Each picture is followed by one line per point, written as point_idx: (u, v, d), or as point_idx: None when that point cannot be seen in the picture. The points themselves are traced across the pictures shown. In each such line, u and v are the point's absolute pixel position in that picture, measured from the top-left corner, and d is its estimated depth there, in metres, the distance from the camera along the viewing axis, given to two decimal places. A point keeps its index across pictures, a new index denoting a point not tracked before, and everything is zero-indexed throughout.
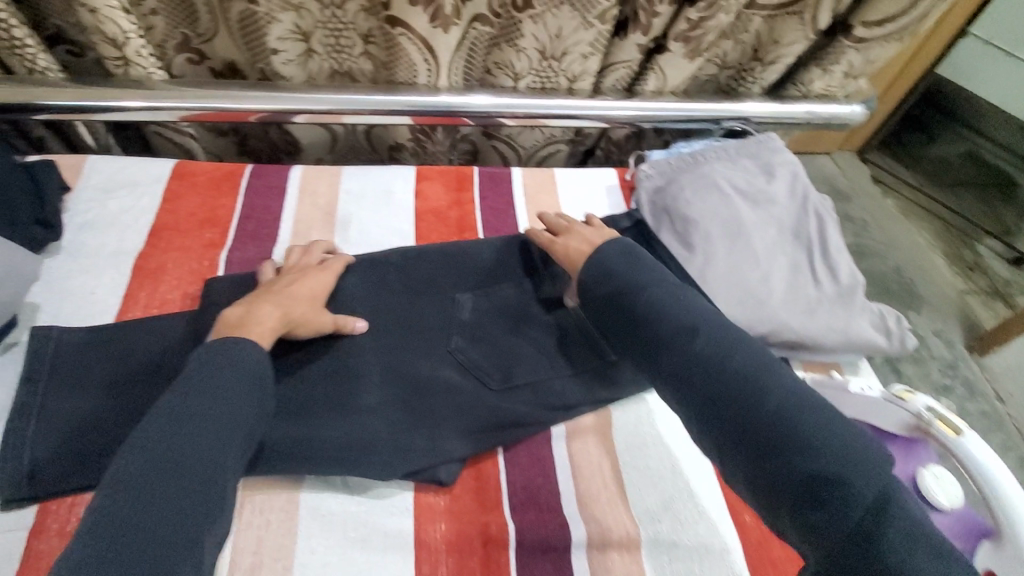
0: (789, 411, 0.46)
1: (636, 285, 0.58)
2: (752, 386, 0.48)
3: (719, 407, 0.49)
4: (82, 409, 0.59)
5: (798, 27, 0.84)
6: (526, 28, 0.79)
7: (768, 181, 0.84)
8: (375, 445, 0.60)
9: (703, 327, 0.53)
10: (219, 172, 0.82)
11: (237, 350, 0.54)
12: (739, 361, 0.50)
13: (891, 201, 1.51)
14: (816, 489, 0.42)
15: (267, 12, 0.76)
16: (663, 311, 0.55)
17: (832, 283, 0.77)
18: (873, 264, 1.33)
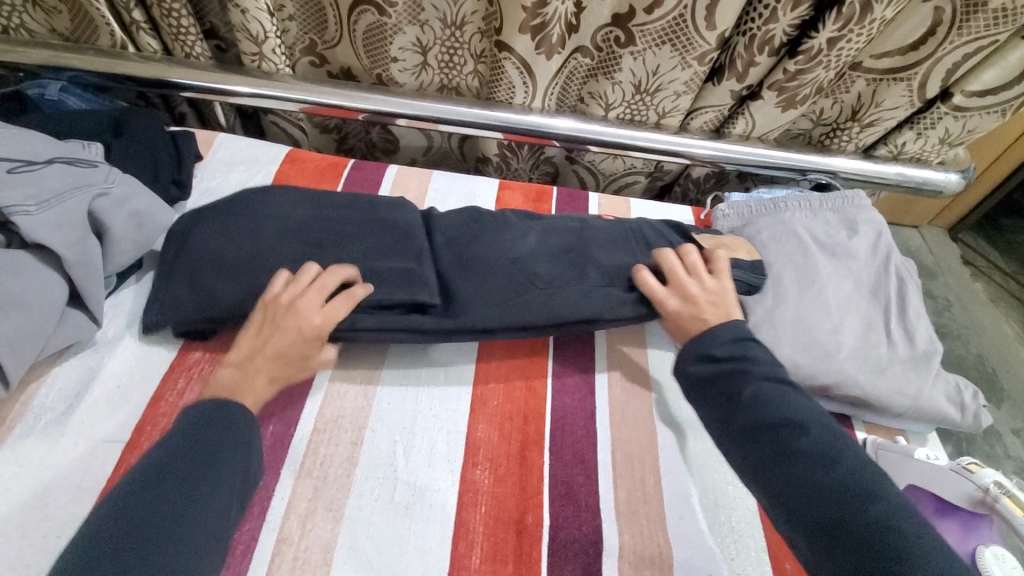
0: (871, 492, 0.49)
1: (743, 354, 0.60)
2: (855, 495, 0.49)
3: (796, 481, 0.51)
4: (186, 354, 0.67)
5: (902, 92, 0.84)
6: (625, 62, 0.83)
7: (850, 237, 0.82)
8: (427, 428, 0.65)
9: (810, 417, 0.55)
10: (326, 161, 0.90)
11: (224, 412, 0.54)
12: (828, 446, 0.52)
13: (979, 285, 1.43)
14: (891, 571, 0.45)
15: (396, 24, 0.84)
16: (768, 400, 0.56)
17: (907, 347, 0.74)
18: (951, 345, 1.26)
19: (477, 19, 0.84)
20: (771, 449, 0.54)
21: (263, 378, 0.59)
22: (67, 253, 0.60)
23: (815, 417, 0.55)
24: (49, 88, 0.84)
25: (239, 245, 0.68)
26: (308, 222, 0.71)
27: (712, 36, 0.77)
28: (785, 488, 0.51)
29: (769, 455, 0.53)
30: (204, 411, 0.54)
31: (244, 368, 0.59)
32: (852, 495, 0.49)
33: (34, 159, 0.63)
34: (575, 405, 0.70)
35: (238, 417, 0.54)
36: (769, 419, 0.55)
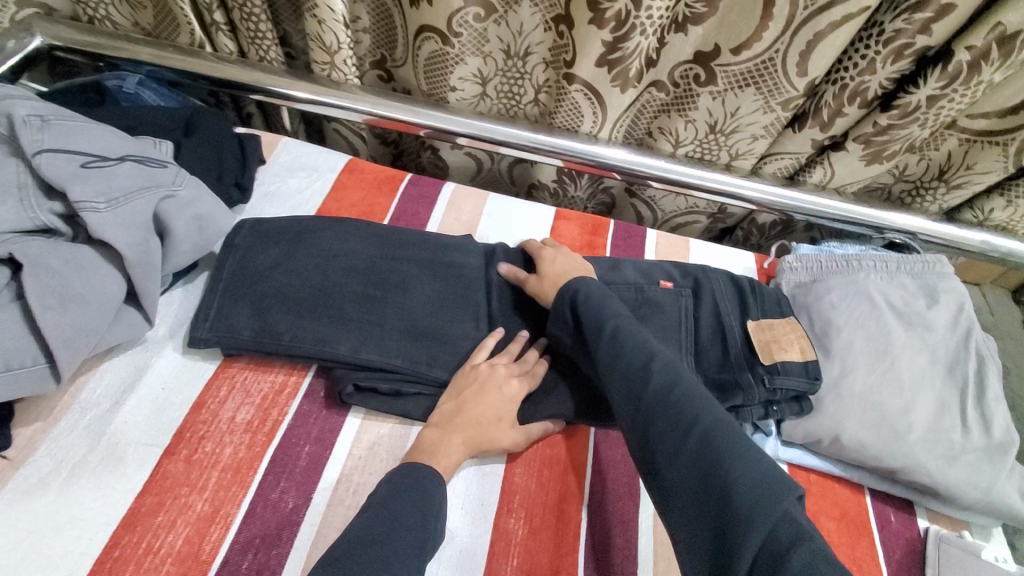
0: (711, 436, 0.48)
1: (600, 309, 0.60)
2: (683, 414, 0.49)
3: (649, 428, 0.50)
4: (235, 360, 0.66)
5: (997, 158, 0.78)
6: (702, 101, 0.80)
7: (929, 306, 0.76)
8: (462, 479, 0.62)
9: (662, 358, 0.55)
10: (384, 174, 0.89)
11: (423, 482, 0.54)
12: (682, 390, 0.51)
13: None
14: (680, 439, 0.48)
15: (457, 54, 0.83)
16: (620, 336, 0.56)
17: (984, 435, 0.68)
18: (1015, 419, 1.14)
19: (542, 50, 0.82)
20: (630, 402, 0.52)
21: (460, 442, 0.59)
22: (130, 254, 0.60)
23: (670, 370, 0.54)
24: (127, 81, 0.86)
25: (301, 270, 0.68)
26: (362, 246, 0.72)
27: (802, 82, 0.73)
28: (643, 439, 0.50)
29: (638, 408, 0.51)
30: (407, 480, 0.54)
31: (447, 431, 0.60)
32: (694, 440, 0.47)
33: (108, 155, 0.64)
34: (618, 459, 0.66)
35: (424, 482, 0.54)
36: (636, 373, 0.53)
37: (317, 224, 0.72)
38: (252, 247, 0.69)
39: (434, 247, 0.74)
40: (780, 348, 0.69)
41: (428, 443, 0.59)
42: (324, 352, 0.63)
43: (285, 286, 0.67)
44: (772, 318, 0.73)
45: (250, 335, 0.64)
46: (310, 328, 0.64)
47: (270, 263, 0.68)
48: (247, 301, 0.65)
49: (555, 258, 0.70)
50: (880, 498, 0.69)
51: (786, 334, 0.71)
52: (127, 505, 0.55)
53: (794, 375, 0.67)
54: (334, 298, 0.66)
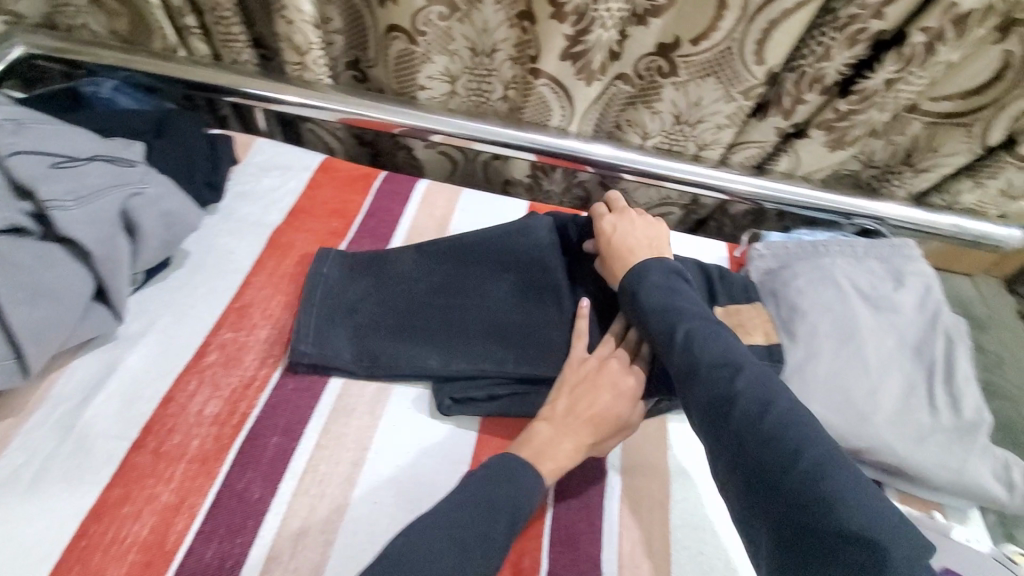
0: (822, 465, 0.46)
1: (673, 312, 0.59)
2: (786, 444, 0.47)
3: (746, 449, 0.49)
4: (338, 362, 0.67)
5: (962, 138, 0.80)
6: (666, 93, 0.81)
7: (895, 289, 0.77)
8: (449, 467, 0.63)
9: (749, 369, 0.53)
10: (358, 172, 0.90)
11: (520, 472, 0.58)
12: (778, 409, 0.49)
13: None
14: (788, 469, 0.46)
15: (425, 53, 0.84)
16: (702, 343, 0.56)
17: (952, 415, 0.68)
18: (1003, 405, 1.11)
19: (507, 47, 0.83)
20: (716, 414, 0.51)
21: (572, 444, 0.61)
22: (95, 250, 0.62)
23: (761, 382, 0.52)
24: (103, 87, 0.89)
25: (391, 285, 0.73)
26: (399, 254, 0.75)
27: (761, 70, 0.74)
28: (738, 460, 0.49)
29: (731, 428, 0.50)
30: (501, 469, 0.58)
31: (560, 430, 0.62)
32: (803, 467, 0.45)
33: (77, 155, 0.65)
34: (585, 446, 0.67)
35: (516, 471, 0.58)
36: (717, 389, 0.52)
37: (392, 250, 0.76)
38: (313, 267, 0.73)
39: (499, 240, 0.73)
40: (745, 333, 0.70)
41: (540, 441, 0.61)
42: (420, 367, 0.67)
43: (364, 302, 0.71)
44: (738, 303, 0.73)
45: (350, 358, 0.68)
46: (409, 354, 0.68)
47: (368, 294, 0.72)
48: (306, 316, 0.69)
49: (623, 223, 0.71)
50: None
51: (750, 319, 0.72)
52: (96, 496, 0.56)
53: (756, 359, 0.68)
54: (381, 309, 0.71)
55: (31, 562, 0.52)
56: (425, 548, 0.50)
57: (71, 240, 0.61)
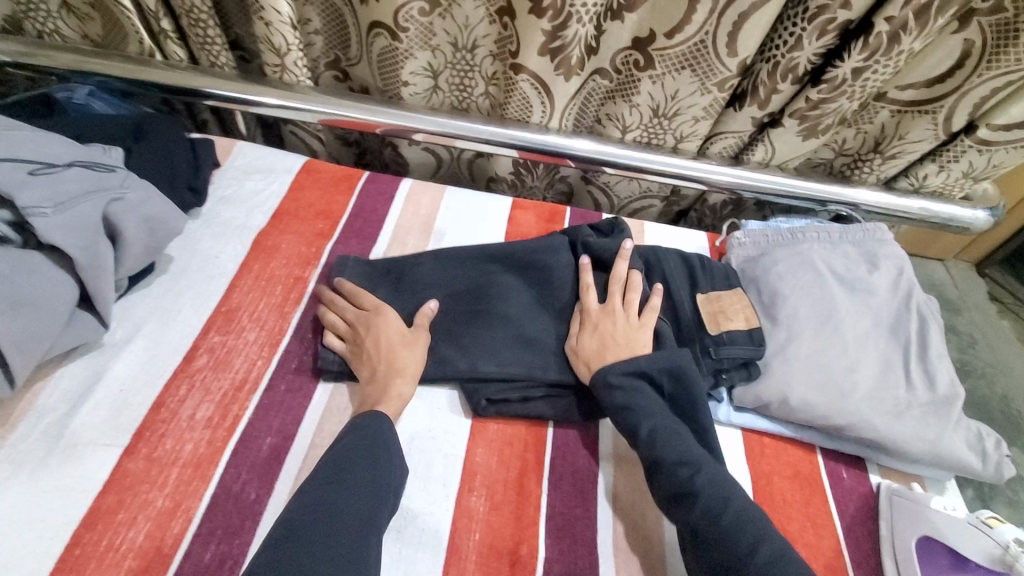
0: (776, 559, 0.51)
1: (637, 409, 0.62)
2: (744, 539, 0.52)
3: (706, 545, 0.53)
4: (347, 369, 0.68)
5: (927, 126, 0.82)
6: (644, 86, 0.83)
7: (869, 271, 0.79)
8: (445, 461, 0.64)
9: (708, 468, 0.57)
10: (341, 173, 0.90)
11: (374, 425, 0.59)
12: (734, 510, 0.54)
13: (1007, 322, 1.32)
14: (743, 566, 0.51)
15: (407, 49, 0.85)
16: (662, 443, 0.59)
17: (927, 389, 0.71)
18: (975, 383, 1.15)
19: (488, 43, 0.84)
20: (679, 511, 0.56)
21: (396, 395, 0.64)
22: (80, 257, 0.61)
23: (719, 481, 0.57)
24: (76, 92, 0.87)
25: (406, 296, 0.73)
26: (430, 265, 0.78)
27: (734, 62, 0.76)
28: (701, 554, 0.54)
29: (691, 520, 0.55)
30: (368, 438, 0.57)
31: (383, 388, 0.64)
32: (756, 568, 0.50)
33: (55, 162, 0.65)
34: (578, 434, 0.68)
35: (374, 427, 0.59)
36: (678, 481, 0.57)
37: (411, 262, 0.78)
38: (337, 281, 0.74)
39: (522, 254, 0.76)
40: (725, 318, 0.72)
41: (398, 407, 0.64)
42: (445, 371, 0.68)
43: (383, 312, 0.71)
44: (720, 290, 0.76)
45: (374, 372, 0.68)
46: (427, 359, 0.69)
47: (395, 307, 0.74)
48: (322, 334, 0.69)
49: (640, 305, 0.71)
50: (831, 456, 0.72)
51: (732, 305, 0.74)
52: (89, 503, 0.55)
53: (739, 343, 0.70)
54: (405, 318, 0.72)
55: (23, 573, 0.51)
56: (315, 502, 0.50)
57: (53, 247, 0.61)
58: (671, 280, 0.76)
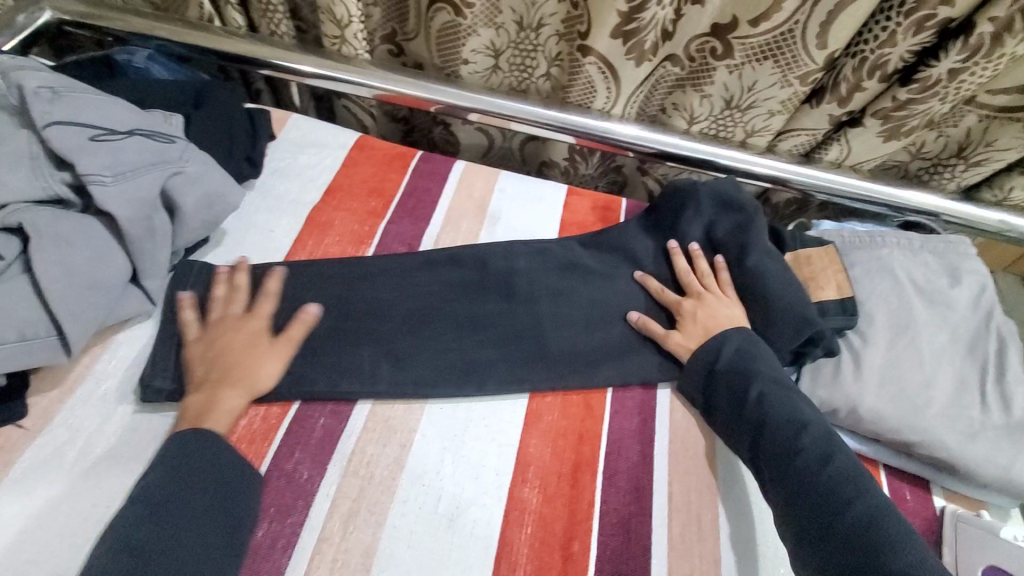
0: (874, 509, 0.53)
1: (750, 369, 0.64)
2: (852, 488, 0.54)
3: (799, 495, 0.55)
4: (341, 364, 0.65)
5: (1019, 133, 0.77)
6: (718, 75, 0.79)
7: (950, 285, 0.75)
8: (495, 451, 0.62)
9: (816, 427, 0.59)
10: (394, 151, 0.88)
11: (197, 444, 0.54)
12: (838, 465, 0.56)
13: None
14: (846, 512, 0.53)
15: (470, 26, 0.82)
16: (772, 402, 0.61)
17: (1005, 414, 0.66)
18: None
19: (555, 22, 0.81)
20: (780, 467, 0.58)
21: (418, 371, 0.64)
22: (129, 228, 0.60)
23: (825, 438, 0.58)
24: (136, 55, 0.86)
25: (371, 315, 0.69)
26: (483, 252, 0.76)
27: (822, 54, 0.71)
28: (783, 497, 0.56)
29: (772, 475, 0.58)
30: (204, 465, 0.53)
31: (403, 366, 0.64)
32: (859, 515, 0.52)
33: (116, 129, 0.64)
34: (634, 431, 0.66)
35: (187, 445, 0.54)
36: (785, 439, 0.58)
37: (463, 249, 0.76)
38: (374, 269, 0.72)
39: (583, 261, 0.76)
40: (816, 285, 0.72)
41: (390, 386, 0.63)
42: (480, 368, 0.67)
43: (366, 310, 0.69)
44: (809, 249, 0.76)
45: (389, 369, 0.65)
46: (458, 361, 0.67)
47: (441, 293, 0.73)
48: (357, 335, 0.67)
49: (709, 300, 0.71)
50: (895, 474, 0.68)
51: (823, 271, 0.73)
52: (143, 475, 0.55)
53: (831, 313, 0.69)
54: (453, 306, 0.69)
55: (81, 540, 0.51)
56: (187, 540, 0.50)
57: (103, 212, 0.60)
58: (753, 258, 0.71)
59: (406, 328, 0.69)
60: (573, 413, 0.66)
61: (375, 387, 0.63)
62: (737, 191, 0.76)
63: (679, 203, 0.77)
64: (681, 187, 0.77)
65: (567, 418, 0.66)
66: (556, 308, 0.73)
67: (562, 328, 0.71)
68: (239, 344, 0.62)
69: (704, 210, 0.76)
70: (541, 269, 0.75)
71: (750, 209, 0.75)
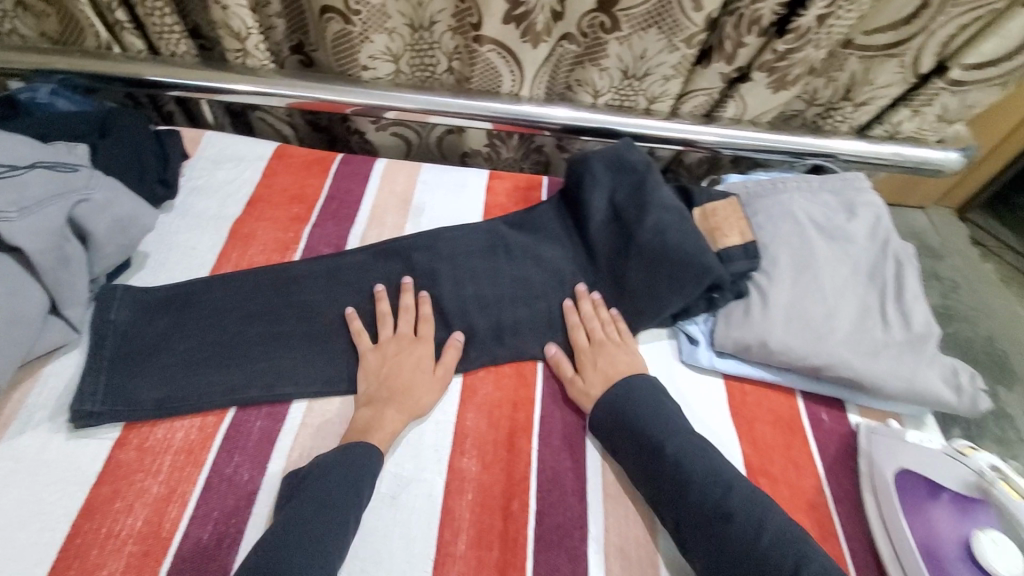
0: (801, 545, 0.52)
1: (659, 413, 0.63)
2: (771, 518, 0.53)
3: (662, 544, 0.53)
4: (275, 366, 0.67)
5: (895, 69, 0.83)
6: (612, 48, 0.82)
7: (847, 219, 0.80)
8: (431, 428, 0.65)
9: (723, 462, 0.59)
10: (313, 156, 0.89)
11: (350, 453, 0.57)
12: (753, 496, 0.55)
13: (991, 266, 1.32)
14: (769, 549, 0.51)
15: (362, 32, 0.83)
16: (682, 445, 0.60)
17: (903, 330, 0.72)
18: (960, 328, 1.18)
19: (446, 17, 0.83)
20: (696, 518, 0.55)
21: (392, 411, 0.63)
22: (41, 258, 0.61)
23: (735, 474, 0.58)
24: (39, 92, 0.84)
25: (302, 316, 0.71)
26: (407, 243, 0.78)
27: (700, 17, 0.75)
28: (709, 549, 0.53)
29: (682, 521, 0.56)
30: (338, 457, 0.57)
31: (377, 408, 0.63)
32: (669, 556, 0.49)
33: (17, 165, 0.64)
34: (565, 391, 0.69)
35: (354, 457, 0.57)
36: (710, 521, 0.54)
37: (385, 243, 0.78)
38: (300, 273, 0.74)
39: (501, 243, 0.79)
40: (722, 234, 0.77)
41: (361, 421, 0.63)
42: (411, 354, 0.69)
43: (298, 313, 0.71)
44: (714, 201, 0.81)
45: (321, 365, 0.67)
46: None
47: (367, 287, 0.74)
48: (287, 338, 0.69)
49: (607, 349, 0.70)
50: (811, 399, 0.73)
51: (727, 220, 0.79)
52: (83, 496, 0.56)
53: (737, 259, 0.75)
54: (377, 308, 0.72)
55: (29, 563, 0.52)
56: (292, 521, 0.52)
57: (12, 247, 0.61)
58: (653, 213, 0.75)
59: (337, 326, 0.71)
60: (505, 385, 0.69)
61: (310, 385, 0.66)
62: (630, 152, 0.82)
63: (579, 174, 0.82)
64: (575, 161, 0.82)
65: (500, 391, 0.69)
66: (481, 288, 0.75)
67: (489, 306, 0.74)
68: (404, 368, 0.67)
69: (602, 177, 0.81)
70: (464, 251, 0.78)
71: (642, 166, 0.80)
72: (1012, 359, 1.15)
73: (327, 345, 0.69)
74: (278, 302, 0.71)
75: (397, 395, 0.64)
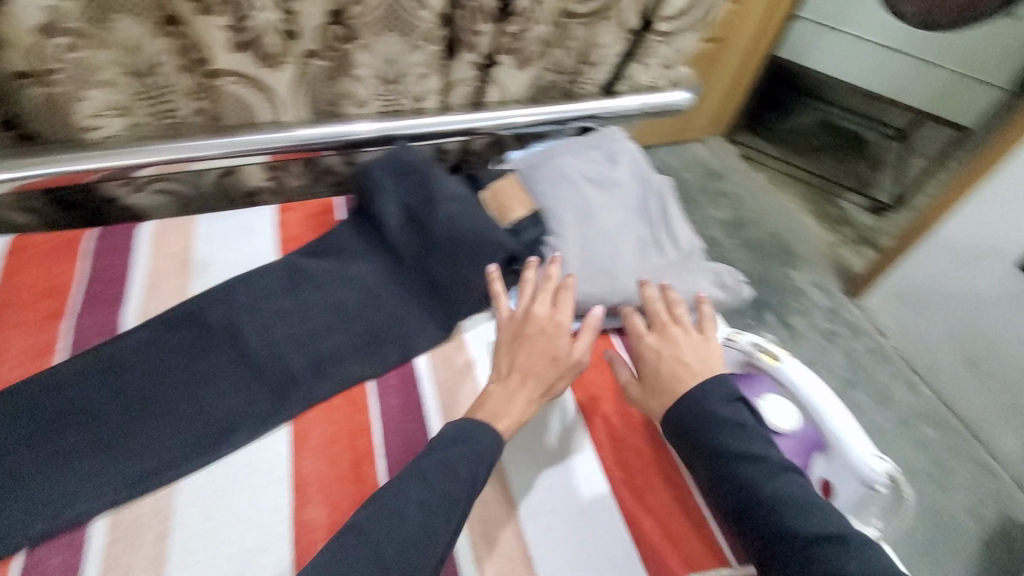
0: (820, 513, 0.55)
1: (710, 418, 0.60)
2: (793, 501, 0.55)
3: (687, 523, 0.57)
4: (62, 487, 0.58)
5: (613, 31, 0.96)
6: (359, 57, 0.82)
7: (612, 168, 0.90)
8: (266, 490, 0.61)
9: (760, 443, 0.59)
10: (59, 240, 0.77)
11: (477, 436, 0.60)
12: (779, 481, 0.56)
13: (763, 174, 1.71)
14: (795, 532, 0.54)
15: (71, 91, 0.72)
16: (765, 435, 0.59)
17: (676, 251, 0.84)
18: (751, 232, 1.53)
19: (172, 58, 0.76)
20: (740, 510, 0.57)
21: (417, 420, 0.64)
22: None
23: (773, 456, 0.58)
24: None
25: (84, 420, 0.62)
26: (194, 304, 0.71)
27: (427, 14, 0.80)
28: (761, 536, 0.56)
29: (739, 517, 0.58)
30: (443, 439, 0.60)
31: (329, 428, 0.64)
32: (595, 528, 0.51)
33: None
34: (402, 404, 0.69)
35: (476, 435, 0.60)
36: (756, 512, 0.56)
37: (173, 310, 0.71)
38: (70, 374, 0.64)
39: (301, 274, 0.76)
40: (508, 209, 0.84)
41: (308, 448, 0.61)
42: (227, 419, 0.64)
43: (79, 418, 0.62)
44: (496, 183, 0.87)
45: (123, 466, 0.60)
46: (202, 420, 0.64)
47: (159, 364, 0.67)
48: (71, 451, 0.60)
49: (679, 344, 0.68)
50: (623, 333, 0.83)
51: (511, 196, 0.86)
52: None
53: (526, 228, 0.82)
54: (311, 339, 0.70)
55: None
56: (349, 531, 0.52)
57: None
58: (443, 205, 0.78)
59: (128, 419, 0.63)
60: (338, 417, 0.67)
61: (105, 496, 0.58)
62: (405, 153, 0.83)
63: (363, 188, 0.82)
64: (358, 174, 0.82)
65: (334, 426, 0.67)
66: (289, 326, 0.72)
67: (303, 343, 0.71)
68: (532, 355, 0.67)
69: (387, 185, 0.81)
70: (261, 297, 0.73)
71: (420, 165, 0.82)
72: (792, 245, 1.51)
73: (125, 441, 0.61)
74: (48, 415, 0.61)
75: (545, 376, 0.67)
